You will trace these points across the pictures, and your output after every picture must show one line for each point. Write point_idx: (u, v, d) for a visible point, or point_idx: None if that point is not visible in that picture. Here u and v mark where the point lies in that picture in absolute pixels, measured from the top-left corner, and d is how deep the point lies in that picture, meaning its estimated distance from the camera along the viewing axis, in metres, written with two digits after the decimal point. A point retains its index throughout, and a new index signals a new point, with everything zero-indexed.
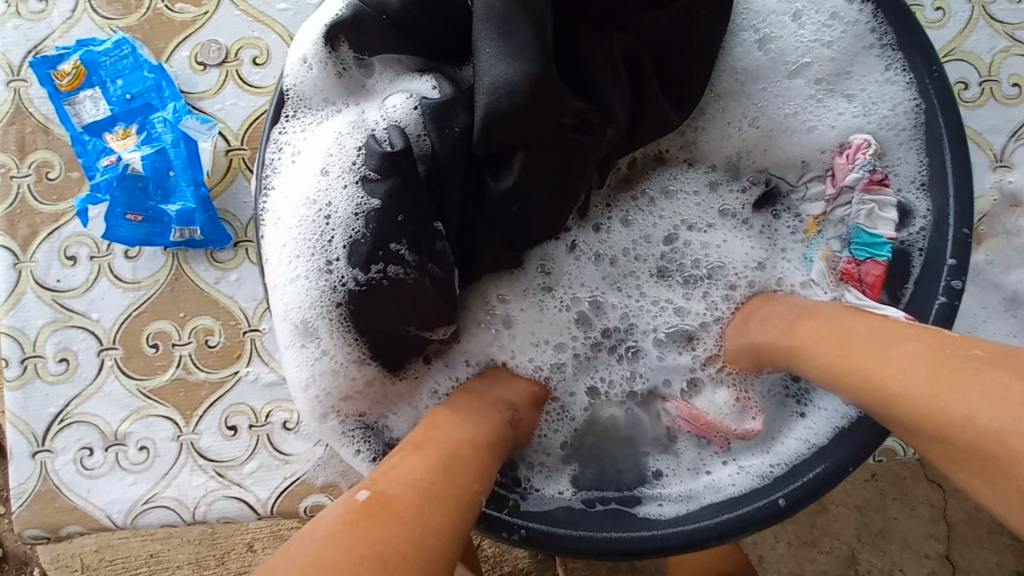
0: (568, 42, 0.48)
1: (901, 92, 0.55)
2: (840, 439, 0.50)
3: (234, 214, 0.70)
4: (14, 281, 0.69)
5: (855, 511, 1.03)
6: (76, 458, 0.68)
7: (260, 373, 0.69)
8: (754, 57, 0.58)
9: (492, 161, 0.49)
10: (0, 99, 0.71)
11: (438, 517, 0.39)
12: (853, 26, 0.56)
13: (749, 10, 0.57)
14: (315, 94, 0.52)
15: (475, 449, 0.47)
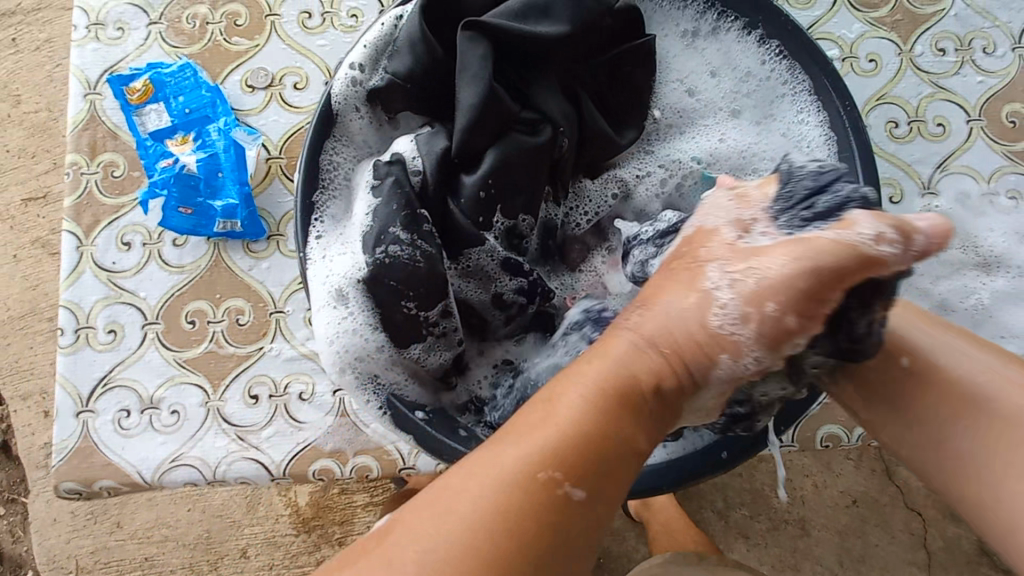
0: (526, 74, 0.63)
1: (808, 128, 0.67)
2: (780, 401, 0.60)
3: (269, 211, 0.81)
4: (75, 261, 0.80)
5: (837, 536, 1.14)
6: (115, 419, 0.77)
7: (282, 349, 0.79)
8: (686, 101, 0.72)
9: (463, 166, 0.63)
10: (77, 109, 0.83)
11: (519, 527, 0.41)
12: (763, 79, 0.69)
13: (677, 71, 0.71)
14: (359, 134, 0.65)
15: (597, 420, 0.44)
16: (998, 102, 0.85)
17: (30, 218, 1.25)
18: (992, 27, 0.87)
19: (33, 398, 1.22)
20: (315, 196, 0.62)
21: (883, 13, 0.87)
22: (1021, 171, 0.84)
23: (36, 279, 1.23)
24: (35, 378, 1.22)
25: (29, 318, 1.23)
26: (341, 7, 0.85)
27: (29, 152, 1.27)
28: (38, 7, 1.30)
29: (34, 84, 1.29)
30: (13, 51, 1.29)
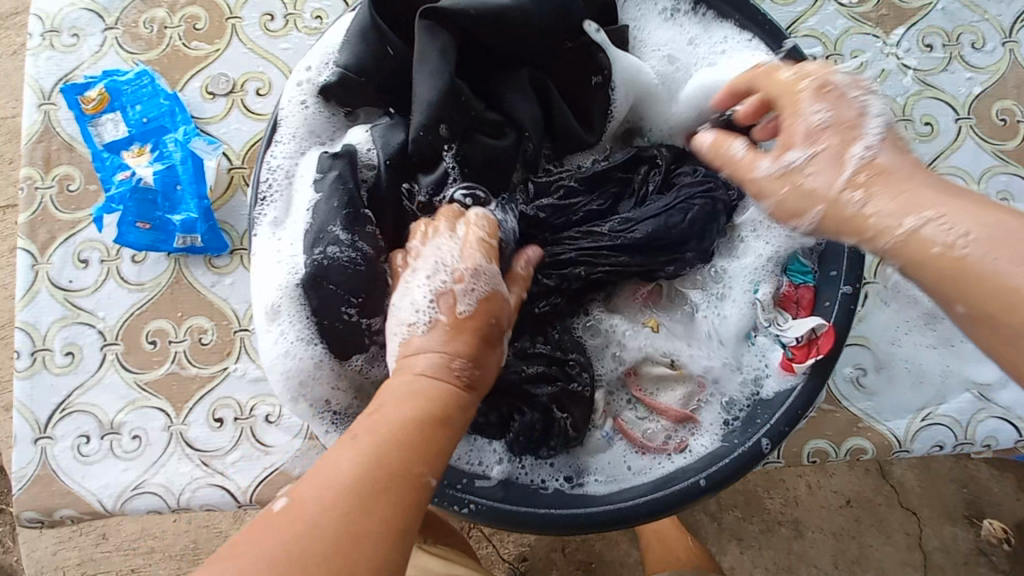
0: (490, 71, 0.59)
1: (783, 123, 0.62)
2: (763, 424, 0.57)
3: (231, 224, 0.78)
4: (30, 280, 0.76)
5: (831, 538, 1.11)
6: (74, 445, 0.74)
7: (248, 369, 0.76)
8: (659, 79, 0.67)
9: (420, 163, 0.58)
10: (30, 120, 0.80)
11: (386, 522, 0.40)
12: (733, 69, 0.64)
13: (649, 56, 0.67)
14: (305, 124, 0.62)
15: (416, 430, 0.45)
16: (988, 99, 0.82)
17: (7, 227, 1.21)
18: (981, 21, 0.83)
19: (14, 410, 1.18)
20: (262, 207, 0.60)
21: (868, 8, 0.83)
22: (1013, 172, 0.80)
23: None
24: None
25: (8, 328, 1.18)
26: (304, 9, 0.81)
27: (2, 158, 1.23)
28: (16, 11, 1.26)
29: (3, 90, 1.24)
30: None
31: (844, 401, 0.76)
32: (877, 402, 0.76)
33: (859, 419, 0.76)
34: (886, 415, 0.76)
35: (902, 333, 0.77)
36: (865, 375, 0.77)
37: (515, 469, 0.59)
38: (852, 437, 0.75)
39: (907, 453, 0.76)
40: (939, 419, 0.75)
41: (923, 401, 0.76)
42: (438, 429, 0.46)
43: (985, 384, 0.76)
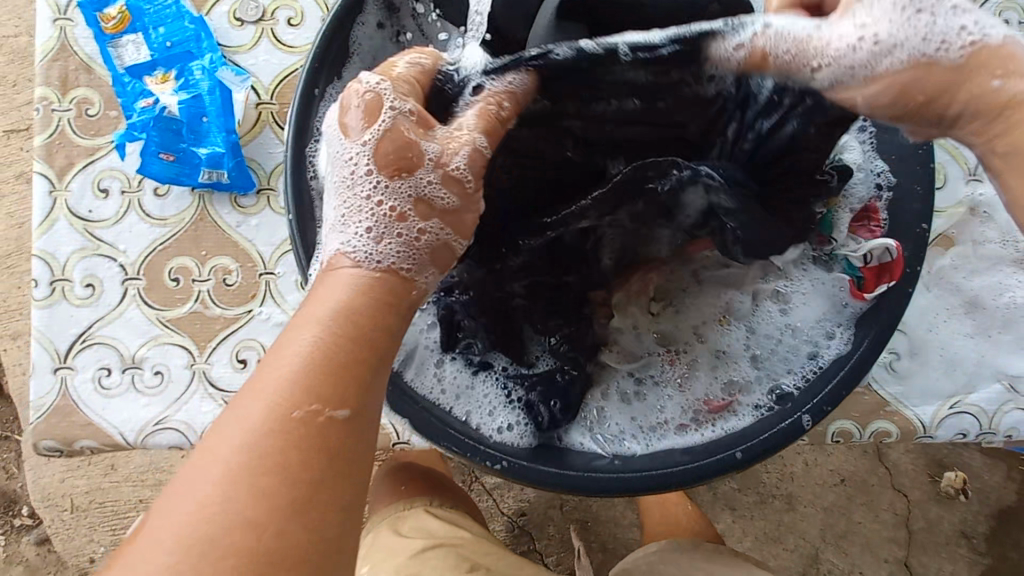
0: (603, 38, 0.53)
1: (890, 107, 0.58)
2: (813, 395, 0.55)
3: (259, 162, 0.75)
4: (48, 208, 0.73)
5: (822, 514, 1.07)
6: (94, 377, 0.73)
7: (272, 314, 0.74)
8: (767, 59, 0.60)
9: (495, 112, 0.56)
10: (45, 36, 0.75)
11: (292, 467, 0.36)
12: None
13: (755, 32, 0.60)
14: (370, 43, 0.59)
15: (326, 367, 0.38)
16: None
17: (13, 151, 1.19)
18: None
19: (24, 337, 1.15)
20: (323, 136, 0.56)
21: None
22: None
23: (21, 217, 1.17)
24: (22, 318, 1.15)
25: (15, 257, 1.17)
26: None
27: (9, 80, 1.20)
28: None
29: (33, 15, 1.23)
30: None
31: (874, 384, 0.76)
32: (907, 387, 0.76)
33: (886, 403, 0.76)
34: (914, 401, 0.76)
35: (941, 319, 0.76)
36: (898, 359, 0.76)
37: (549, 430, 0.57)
38: (877, 420, 0.75)
39: (930, 439, 0.76)
40: (966, 408, 0.75)
41: (953, 389, 0.75)
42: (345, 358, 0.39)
43: (1016, 376, 0.75)
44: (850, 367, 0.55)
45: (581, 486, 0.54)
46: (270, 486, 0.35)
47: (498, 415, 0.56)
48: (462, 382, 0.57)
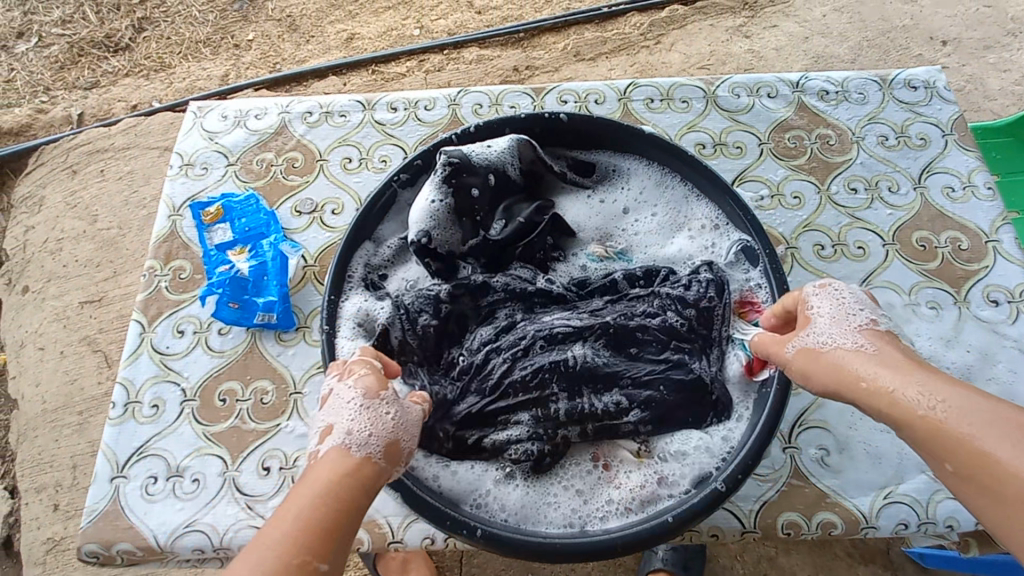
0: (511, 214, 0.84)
1: (725, 248, 0.83)
2: (727, 467, 0.68)
3: (301, 307, 0.98)
4: (137, 345, 0.96)
5: None
6: (143, 484, 0.87)
7: (296, 426, 0.91)
8: (637, 234, 0.88)
9: (460, 236, 0.81)
10: (161, 227, 1.06)
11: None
12: (684, 202, 0.87)
13: (606, 217, 0.89)
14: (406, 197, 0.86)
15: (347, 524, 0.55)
16: (907, 230, 1.01)
17: (84, 318, 1.54)
18: (894, 172, 1.06)
19: (47, 490, 1.39)
20: (364, 253, 0.83)
21: (802, 161, 1.07)
22: (936, 286, 0.97)
23: (75, 373, 1.48)
24: (52, 469, 1.40)
25: (60, 410, 1.45)
26: (374, 155, 1.11)
27: (94, 262, 1.61)
28: (129, 146, 1.72)
29: (127, 223, 1.63)
30: (100, 180, 1.69)
31: (811, 477, 0.86)
32: (842, 479, 0.85)
33: (826, 495, 0.85)
34: (851, 492, 0.85)
35: (858, 418, 0.89)
36: (828, 454, 0.87)
37: (504, 516, 0.70)
38: (820, 510, 0.84)
39: (873, 530, 0.83)
40: (899, 497, 0.84)
41: (883, 479, 0.85)
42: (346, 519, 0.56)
43: None
44: (752, 441, 0.69)
45: (525, 557, 0.65)
46: None
47: (469, 498, 0.71)
48: (432, 461, 0.72)
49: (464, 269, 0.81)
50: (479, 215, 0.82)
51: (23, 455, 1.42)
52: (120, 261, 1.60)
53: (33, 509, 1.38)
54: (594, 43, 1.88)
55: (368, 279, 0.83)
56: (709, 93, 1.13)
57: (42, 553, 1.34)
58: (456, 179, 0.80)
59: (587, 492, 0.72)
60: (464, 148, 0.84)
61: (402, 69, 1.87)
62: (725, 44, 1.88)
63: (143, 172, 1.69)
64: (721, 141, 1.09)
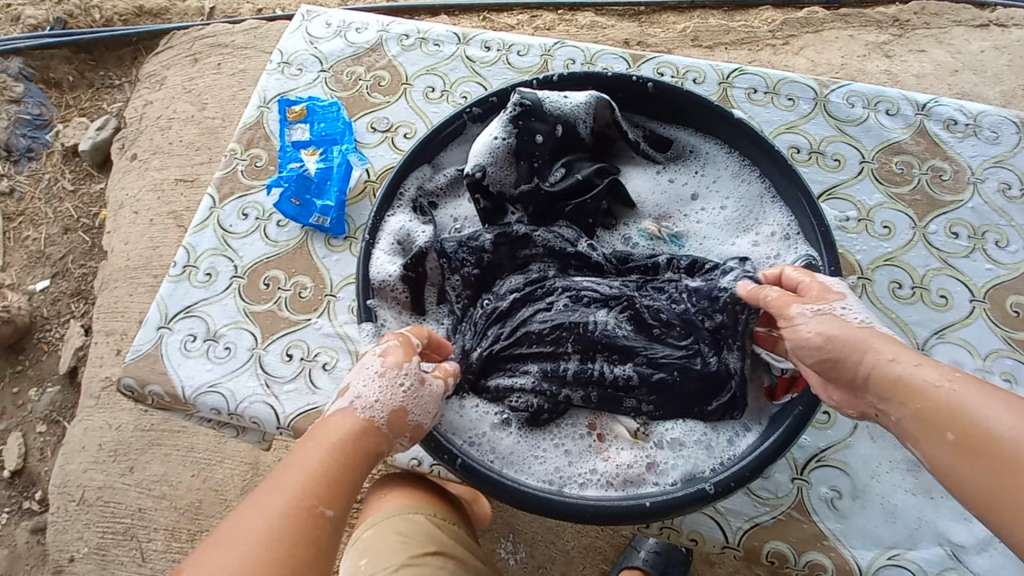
0: (572, 170, 0.82)
1: (788, 260, 0.78)
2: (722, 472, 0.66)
3: (354, 218, 1.02)
4: (205, 217, 1.04)
5: None
6: (183, 340, 0.95)
7: (324, 325, 0.95)
8: (697, 221, 0.84)
9: (514, 179, 0.80)
10: (250, 115, 1.12)
11: (303, 540, 0.52)
12: (757, 201, 0.82)
13: (669, 197, 0.85)
14: (474, 131, 0.86)
15: (343, 469, 0.57)
16: (1005, 291, 0.91)
17: (175, 194, 1.68)
18: (1008, 225, 0.95)
19: (115, 336, 1.54)
20: (419, 176, 0.84)
21: (903, 190, 0.98)
22: (1019, 358, 0.87)
23: (158, 242, 1.63)
24: (122, 319, 1.55)
25: (140, 270, 1.60)
26: (457, 89, 1.11)
27: (196, 145, 1.74)
28: (246, 46, 1.83)
29: (229, 116, 1.75)
30: (214, 73, 1.82)
31: (813, 513, 0.81)
32: (846, 526, 0.80)
33: (823, 536, 0.80)
34: (852, 542, 0.79)
35: (883, 470, 0.82)
36: (839, 497, 0.81)
37: (489, 456, 0.71)
38: (813, 549, 0.79)
39: None
40: (904, 562, 0.78)
41: (892, 539, 0.79)
42: (351, 466, 0.58)
43: (959, 544, 0.78)
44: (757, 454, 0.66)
45: (498, 497, 0.66)
46: (309, 560, 0.51)
47: (460, 429, 0.72)
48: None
49: (511, 214, 0.81)
50: (539, 163, 0.80)
51: (103, 301, 1.59)
52: (217, 148, 1.73)
53: (100, 349, 1.53)
54: (716, 31, 1.77)
55: (418, 202, 0.84)
56: (820, 96, 1.04)
57: (98, 389, 1.49)
58: (524, 121, 0.79)
59: (575, 456, 0.71)
60: (542, 93, 0.82)
61: (512, 22, 1.85)
62: (860, 60, 1.71)
63: (252, 73, 1.80)
64: (817, 149, 1.00)
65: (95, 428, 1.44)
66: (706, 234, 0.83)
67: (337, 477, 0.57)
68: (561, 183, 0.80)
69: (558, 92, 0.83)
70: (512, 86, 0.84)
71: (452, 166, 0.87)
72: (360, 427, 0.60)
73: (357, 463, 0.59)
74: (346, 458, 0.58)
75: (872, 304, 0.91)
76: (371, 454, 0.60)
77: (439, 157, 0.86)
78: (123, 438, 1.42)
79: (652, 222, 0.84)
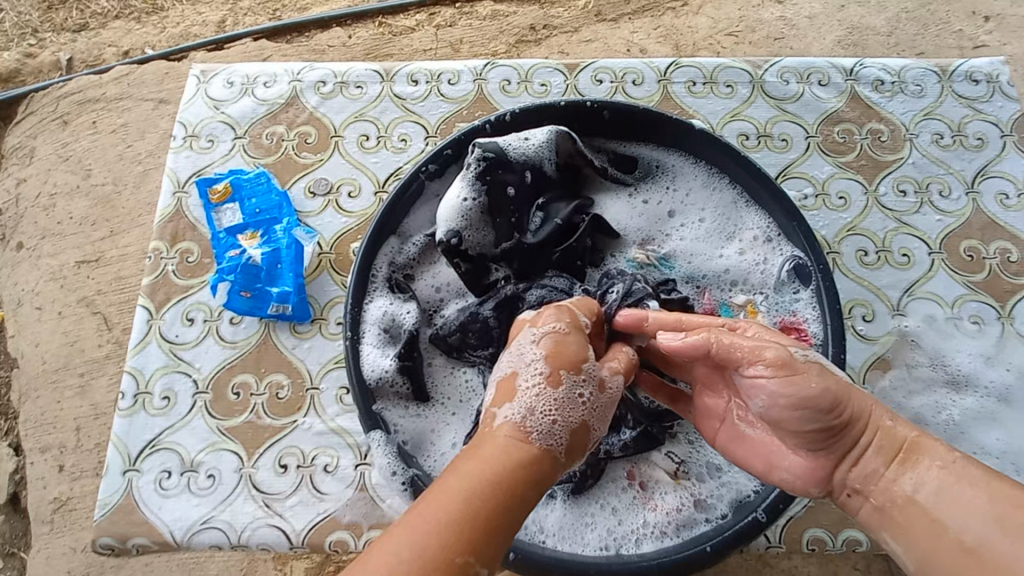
0: (549, 214, 0.78)
1: (776, 264, 0.78)
2: (770, 491, 0.66)
3: (316, 297, 0.94)
4: (144, 333, 0.92)
5: None
6: (157, 479, 0.85)
7: (313, 423, 0.88)
8: (680, 239, 0.83)
9: (493, 237, 0.75)
10: (165, 204, 0.99)
11: None
12: (734, 207, 0.81)
13: (647, 219, 0.84)
14: (434, 189, 0.80)
15: (510, 516, 0.49)
16: (956, 238, 0.96)
17: (80, 278, 1.43)
18: (947, 174, 1.00)
19: (51, 451, 1.30)
20: (387, 251, 0.78)
21: (850, 158, 1.01)
22: (981, 299, 0.93)
23: (75, 336, 1.37)
24: (56, 431, 1.30)
25: (61, 371, 1.35)
26: (393, 132, 1.03)
27: (90, 220, 1.49)
28: (121, 97, 1.60)
29: (122, 180, 1.51)
30: (92, 131, 1.57)
31: None
32: None
33: None
34: None
35: None
36: None
37: (539, 538, 0.68)
38: (847, 527, 0.83)
39: None
40: None
41: None
42: (517, 511, 0.50)
43: None
44: None
45: None
46: None
47: None
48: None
49: (495, 272, 0.76)
50: (515, 216, 0.76)
51: (25, 415, 1.34)
52: (115, 220, 1.47)
53: (38, 468, 1.30)
54: (618, 2, 1.73)
55: (393, 280, 0.78)
56: (756, 77, 1.05)
57: (49, 514, 1.26)
58: (490, 176, 0.74)
59: (623, 513, 0.70)
60: (499, 139, 0.77)
61: (411, 23, 1.72)
62: (755, 10, 1.74)
63: (136, 125, 1.56)
64: (765, 132, 1.01)
65: (57, 555, 1.25)
66: (692, 251, 0.82)
67: (496, 530, 0.48)
68: (541, 231, 0.76)
69: (516, 134, 0.78)
70: (464, 135, 0.78)
71: (418, 230, 0.80)
72: (532, 453, 0.53)
73: (522, 508, 0.50)
74: (516, 496, 0.50)
75: (846, 276, 0.94)
76: (539, 488, 0.53)
77: (403, 225, 0.79)
78: (94, 560, 1.25)
79: (636, 249, 0.82)
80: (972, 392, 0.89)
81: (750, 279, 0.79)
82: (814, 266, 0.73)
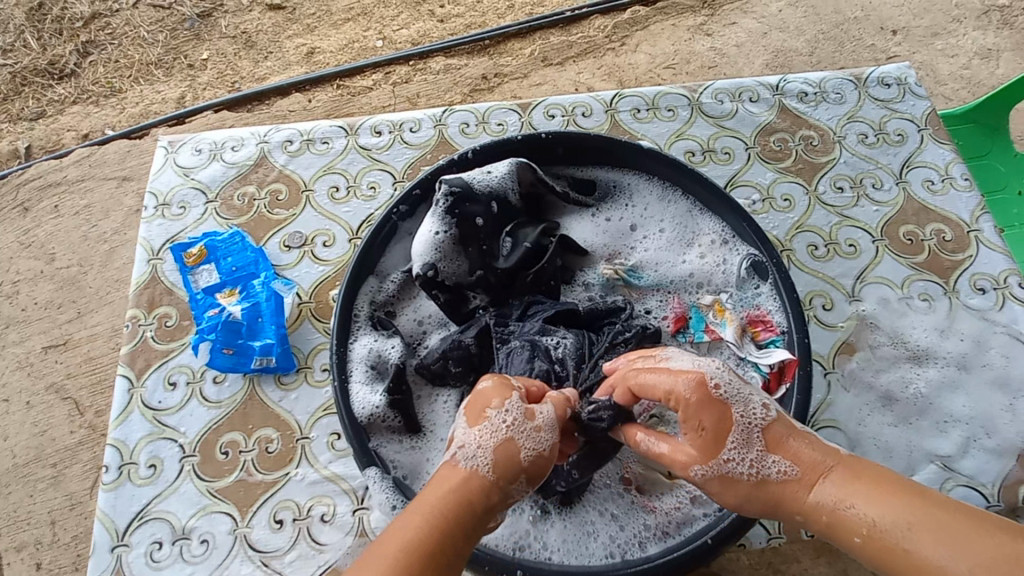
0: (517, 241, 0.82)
1: (735, 264, 0.84)
2: None
3: (300, 347, 0.95)
4: (126, 402, 0.91)
5: None
6: (147, 551, 0.82)
7: (307, 473, 0.86)
8: (645, 249, 0.88)
9: (467, 265, 0.78)
10: (140, 273, 1.00)
11: None
12: (691, 217, 0.87)
13: (611, 234, 0.89)
14: (407, 227, 0.83)
15: (446, 529, 0.50)
16: (895, 225, 1.04)
17: (48, 364, 1.39)
18: (877, 168, 1.09)
19: (27, 548, 1.19)
20: (367, 291, 0.81)
21: (788, 163, 1.09)
22: (926, 278, 1.00)
23: (45, 424, 1.32)
24: (30, 527, 1.20)
25: (32, 464, 1.27)
26: (362, 181, 1.07)
27: (55, 303, 1.47)
28: (83, 178, 1.61)
29: (88, 260, 1.50)
30: (55, 216, 1.57)
31: None
32: None
33: None
34: None
35: (866, 413, 0.91)
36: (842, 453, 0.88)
37: (544, 555, 0.68)
38: None
39: None
40: None
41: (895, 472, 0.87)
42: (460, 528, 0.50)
43: (946, 456, 0.88)
44: None
45: None
46: None
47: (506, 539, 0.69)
48: None
49: (473, 299, 0.80)
50: (485, 244, 0.80)
51: None
52: (82, 300, 1.46)
53: (13, 571, 1.17)
54: (561, 47, 1.86)
55: (375, 319, 0.81)
56: (693, 100, 1.14)
57: None
58: (459, 210, 0.78)
59: (623, 518, 0.71)
60: (464, 175, 0.82)
61: (368, 83, 1.80)
62: (687, 43, 1.88)
63: (100, 204, 1.56)
64: (709, 147, 1.10)
65: None
66: (657, 259, 0.88)
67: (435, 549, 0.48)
68: (512, 256, 0.80)
69: (481, 170, 0.83)
70: (430, 174, 0.83)
71: (396, 269, 0.83)
72: (471, 480, 0.53)
73: (463, 525, 0.51)
74: (450, 512, 0.51)
75: (801, 270, 1.00)
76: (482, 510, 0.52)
77: (382, 266, 0.83)
78: None
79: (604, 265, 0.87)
80: (933, 364, 0.94)
81: (713, 281, 0.85)
82: (770, 263, 0.79)
